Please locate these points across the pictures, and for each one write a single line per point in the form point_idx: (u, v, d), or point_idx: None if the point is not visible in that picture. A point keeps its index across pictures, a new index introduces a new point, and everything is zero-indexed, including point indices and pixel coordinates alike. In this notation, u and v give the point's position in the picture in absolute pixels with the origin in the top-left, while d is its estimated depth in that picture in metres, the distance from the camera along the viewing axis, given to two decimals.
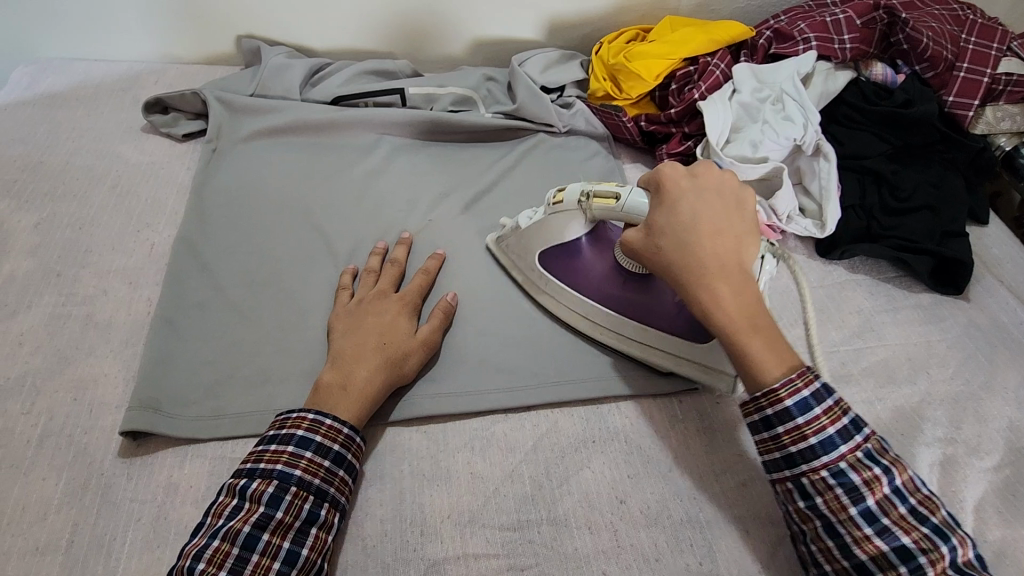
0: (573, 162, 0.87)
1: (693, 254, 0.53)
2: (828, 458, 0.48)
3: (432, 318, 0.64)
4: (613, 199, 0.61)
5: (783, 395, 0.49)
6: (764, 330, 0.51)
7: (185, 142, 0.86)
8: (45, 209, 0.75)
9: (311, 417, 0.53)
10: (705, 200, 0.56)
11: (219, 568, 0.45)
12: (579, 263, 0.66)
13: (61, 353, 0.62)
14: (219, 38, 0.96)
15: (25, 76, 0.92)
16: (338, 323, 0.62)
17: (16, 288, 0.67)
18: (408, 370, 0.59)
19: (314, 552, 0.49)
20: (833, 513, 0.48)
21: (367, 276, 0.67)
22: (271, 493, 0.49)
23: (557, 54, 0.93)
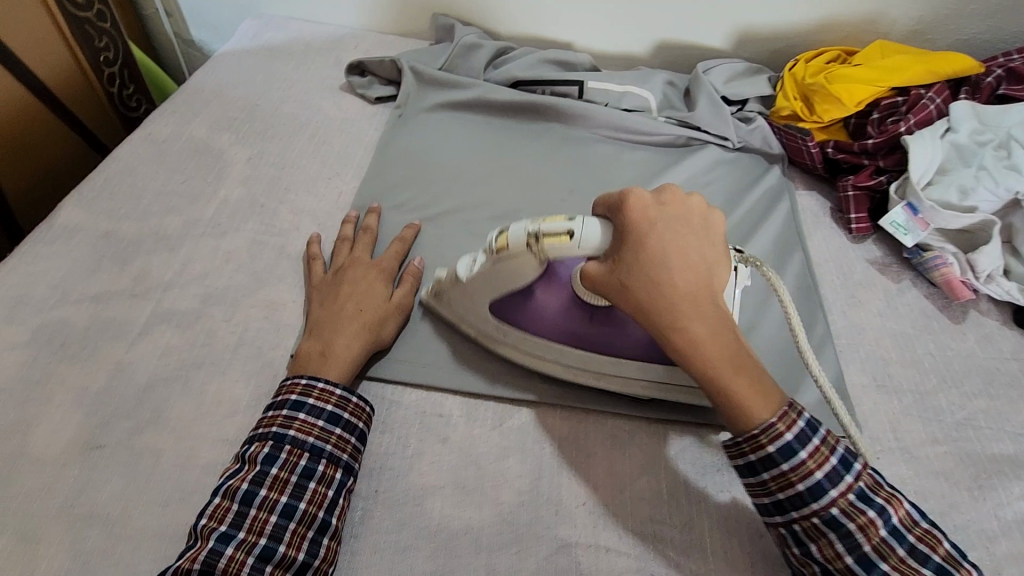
0: (742, 180, 0.85)
1: (669, 295, 0.47)
2: (819, 504, 0.47)
3: (404, 281, 0.66)
4: (566, 237, 0.50)
5: (764, 442, 0.47)
6: (745, 367, 0.47)
7: (375, 104, 0.93)
8: (257, 146, 0.84)
9: (303, 382, 0.54)
10: (676, 231, 0.49)
11: (219, 522, 0.47)
12: (533, 305, 0.59)
13: (258, 275, 0.70)
14: (418, 13, 1.02)
15: (253, 29, 1.04)
16: (315, 295, 0.64)
17: (228, 212, 0.76)
18: (385, 333, 0.62)
19: (313, 505, 0.49)
20: (828, 561, 0.47)
21: (342, 245, 0.70)
22: (267, 452, 0.51)
23: (744, 66, 0.90)
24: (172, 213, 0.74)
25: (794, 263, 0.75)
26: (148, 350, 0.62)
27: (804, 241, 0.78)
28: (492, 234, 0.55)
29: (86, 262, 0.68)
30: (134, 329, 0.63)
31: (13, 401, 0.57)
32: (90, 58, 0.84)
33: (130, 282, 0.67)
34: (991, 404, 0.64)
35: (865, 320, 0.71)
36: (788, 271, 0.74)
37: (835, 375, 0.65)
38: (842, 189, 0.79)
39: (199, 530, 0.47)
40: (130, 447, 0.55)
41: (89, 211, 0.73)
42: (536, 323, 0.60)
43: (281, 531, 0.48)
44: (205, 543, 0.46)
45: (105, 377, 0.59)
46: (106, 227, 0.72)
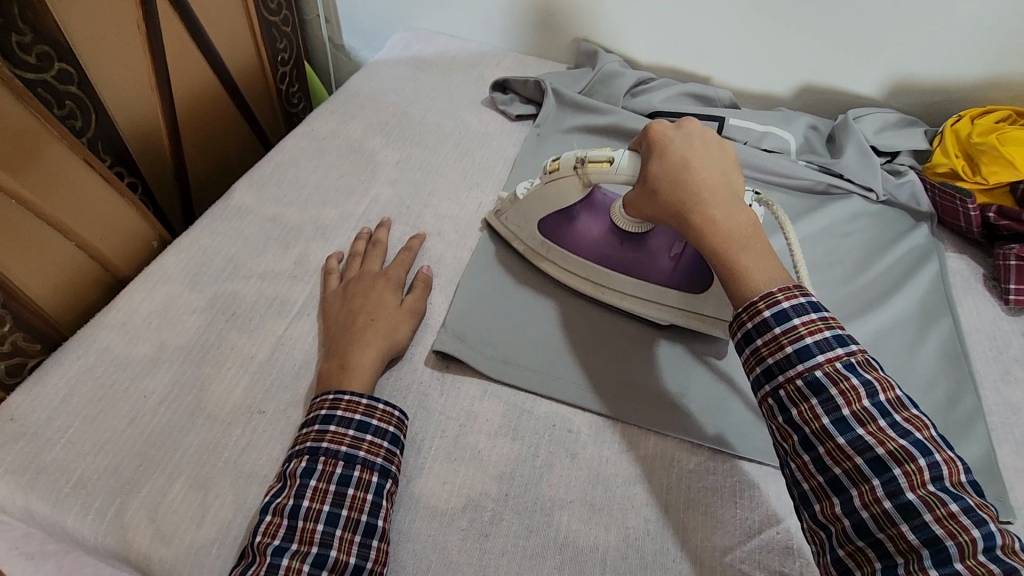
0: (886, 234, 0.81)
1: (688, 187, 0.57)
2: (785, 333, 0.50)
3: (416, 289, 0.69)
4: (607, 164, 0.63)
5: (761, 306, 0.51)
6: (752, 245, 0.54)
7: (515, 121, 0.97)
8: (405, 151, 0.89)
9: (330, 397, 0.56)
10: (693, 148, 0.59)
11: (273, 537, 0.48)
12: (576, 228, 0.71)
13: None
14: (561, 37, 1.06)
15: (404, 40, 1.12)
16: (329, 310, 0.66)
17: (379, 209, 0.81)
18: (400, 338, 0.64)
19: (355, 511, 0.51)
20: (807, 424, 0.48)
21: (353, 260, 0.73)
22: (304, 466, 0.52)
23: (897, 117, 0.88)
24: (328, 205, 0.80)
25: (942, 327, 0.71)
26: (306, 328, 0.67)
27: (954, 306, 0.74)
28: (548, 160, 0.68)
29: (255, 241, 0.75)
30: (294, 307, 0.69)
31: (192, 361, 0.63)
32: (271, 58, 0.94)
33: (291, 264, 0.73)
34: None
35: (1021, 399, 0.66)
36: (935, 335, 0.71)
37: (986, 452, 0.61)
38: (1003, 256, 0.75)
39: (253, 547, 0.48)
40: (287, 417, 0.60)
41: (260, 196, 0.80)
42: (576, 244, 0.71)
43: (329, 536, 0.49)
44: (261, 558, 0.47)
45: (268, 349, 0.65)
46: (273, 211, 0.79)
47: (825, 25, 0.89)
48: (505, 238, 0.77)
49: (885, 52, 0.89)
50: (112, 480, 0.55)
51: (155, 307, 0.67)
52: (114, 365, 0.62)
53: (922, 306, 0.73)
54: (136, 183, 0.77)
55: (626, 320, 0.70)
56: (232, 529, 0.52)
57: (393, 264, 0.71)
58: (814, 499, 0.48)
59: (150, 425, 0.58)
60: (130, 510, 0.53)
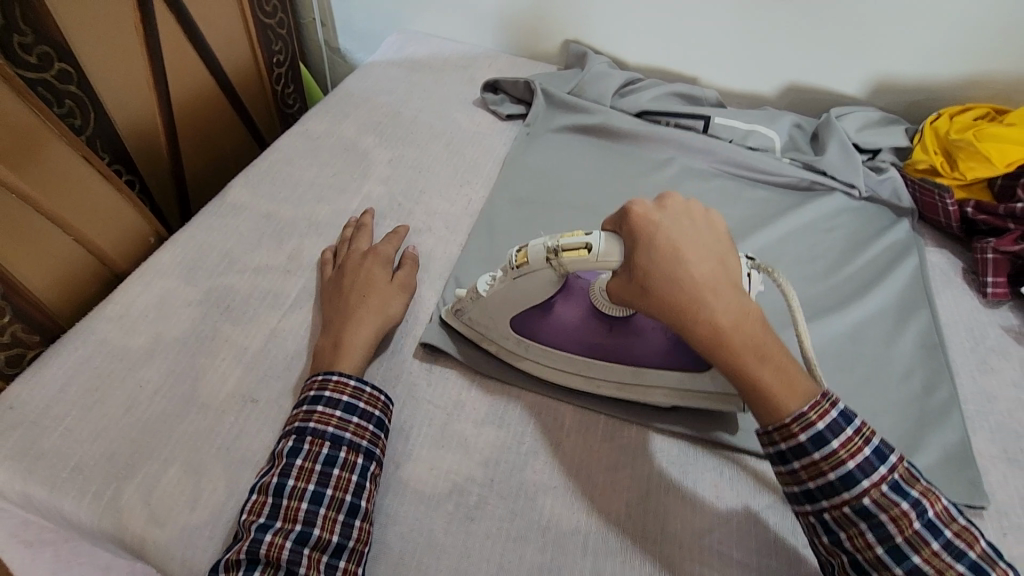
0: (868, 230, 0.83)
1: (691, 288, 0.49)
2: (820, 454, 0.49)
3: (405, 265, 0.71)
4: (583, 251, 0.54)
5: (795, 430, 0.49)
6: (771, 356, 0.50)
7: (505, 121, 0.98)
8: (397, 150, 0.91)
9: (319, 378, 0.58)
10: (681, 232, 0.52)
11: (258, 515, 0.50)
12: (556, 321, 0.63)
13: None
14: (552, 39, 1.08)
15: (398, 42, 1.14)
16: (324, 294, 0.69)
17: (370, 206, 0.83)
18: (393, 312, 0.66)
19: (339, 491, 0.52)
20: (858, 551, 0.48)
21: (344, 243, 0.75)
22: (290, 445, 0.54)
23: (879, 116, 0.89)
24: (321, 202, 0.82)
25: (920, 319, 0.73)
26: (298, 321, 0.68)
27: (933, 298, 0.75)
28: (511, 251, 0.58)
29: (249, 237, 0.77)
30: (287, 301, 0.71)
31: (187, 352, 0.65)
32: (267, 59, 0.96)
33: (285, 259, 0.75)
34: None
35: (996, 388, 0.68)
36: (913, 326, 0.72)
37: (961, 439, 0.62)
38: (980, 250, 0.77)
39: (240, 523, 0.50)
40: (279, 406, 0.61)
41: (255, 193, 0.82)
42: (558, 338, 0.63)
43: (313, 515, 0.51)
44: (246, 534, 0.49)
45: (261, 341, 0.66)
46: (268, 208, 0.80)
47: (808, 26, 0.91)
48: (469, 337, 0.67)
49: (868, 53, 0.91)
50: (108, 465, 0.56)
51: (151, 300, 0.69)
52: (111, 356, 0.64)
53: (902, 299, 0.75)
54: (134, 181, 0.79)
55: None
56: (225, 513, 0.54)
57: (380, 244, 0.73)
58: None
59: (145, 413, 0.60)
60: (124, 494, 0.55)
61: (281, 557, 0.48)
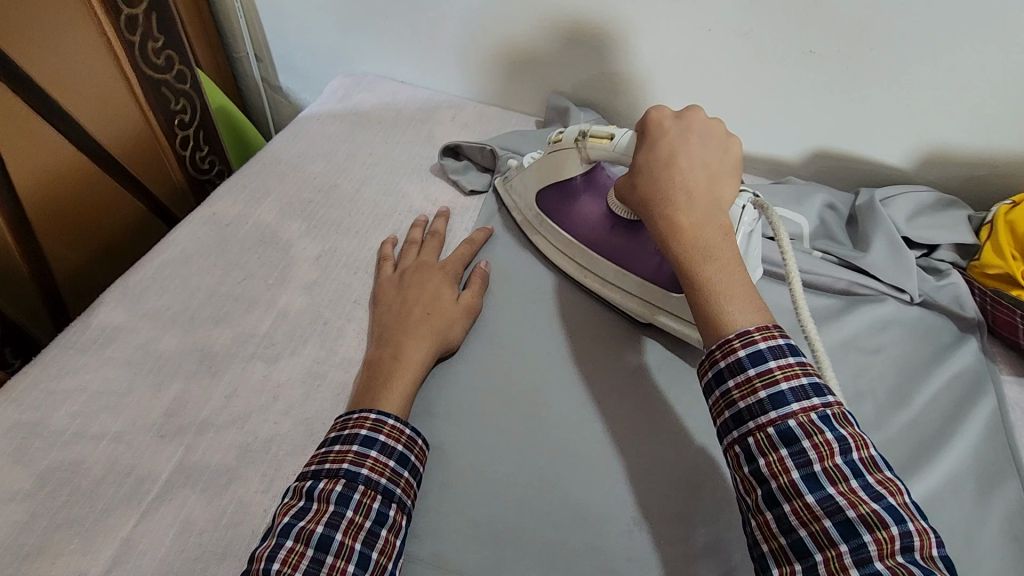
0: (928, 352, 0.65)
1: (664, 188, 0.52)
2: (756, 371, 0.44)
3: (472, 284, 0.66)
4: (607, 140, 0.62)
5: (736, 345, 0.44)
6: (719, 260, 0.48)
7: (469, 196, 0.80)
8: (329, 241, 0.72)
9: (373, 417, 0.51)
10: (687, 137, 0.53)
11: (294, 570, 0.42)
12: (573, 205, 0.69)
13: (308, 425, 0.56)
14: (529, 87, 0.90)
15: (343, 87, 0.94)
16: (382, 296, 0.64)
17: (287, 327, 0.63)
18: (453, 335, 0.61)
19: (384, 555, 0.45)
20: (774, 478, 0.41)
21: (409, 247, 0.70)
22: (339, 492, 0.46)
23: (932, 199, 0.72)
24: (221, 323, 0.63)
25: (1007, 494, 0.55)
26: (165, 522, 0.49)
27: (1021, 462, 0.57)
28: (554, 132, 0.68)
29: (117, 382, 0.57)
30: (153, 488, 0.51)
31: None
32: (164, 122, 0.76)
33: (159, 417, 0.56)
34: None
35: None
36: (999, 505, 0.55)
37: None
38: None
39: None
40: None
41: (133, 312, 0.63)
42: (568, 221, 0.69)
43: None
44: None
45: (105, 563, 0.47)
46: (146, 335, 0.61)
47: (844, 84, 0.73)
48: (508, 207, 0.76)
49: (918, 118, 0.73)
50: None
51: None
52: None
53: (982, 462, 0.57)
54: None
55: (597, 495, 0.54)
56: None
57: (451, 256, 0.68)
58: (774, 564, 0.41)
59: None
60: None
61: None
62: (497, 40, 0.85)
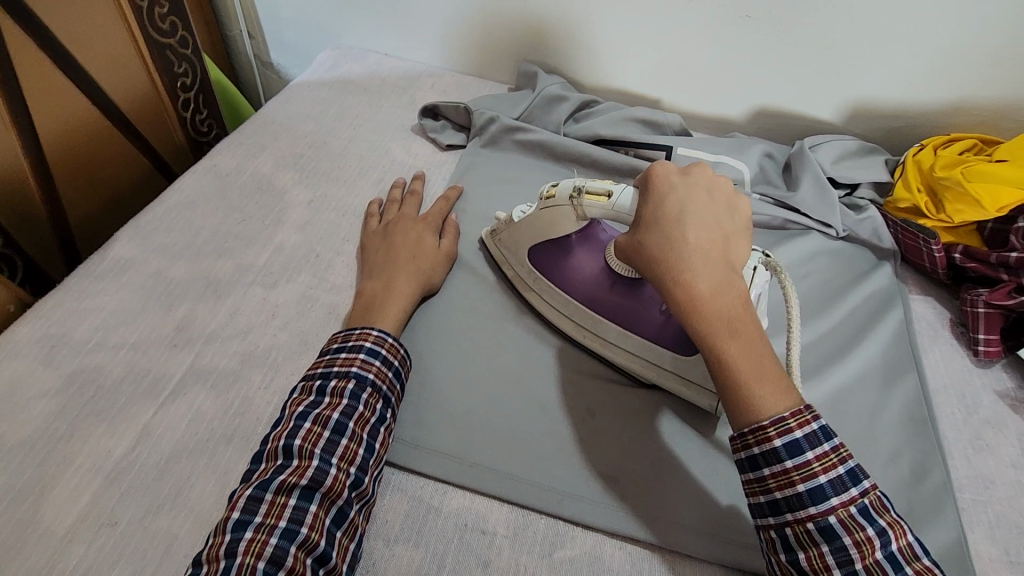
0: (848, 276, 0.74)
1: (678, 254, 0.50)
2: (793, 463, 0.45)
3: (448, 233, 0.73)
4: (604, 197, 0.59)
5: (771, 434, 0.45)
6: (744, 334, 0.47)
7: (446, 151, 0.88)
8: (320, 188, 0.80)
9: (375, 335, 0.57)
10: (694, 201, 0.52)
11: (313, 447, 0.49)
12: (569, 261, 0.67)
13: (304, 337, 0.64)
14: (501, 57, 0.98)
15: (330, 59, 1.02)
16: (371, 242, 0.70)
17: (282, 259, 0.71)
18: (435, 275, 0.68)
19: (382, 447, 0.53)
20: (815, 573, 0.44)
21: (391, 205, 0.76)
22: (350, 389, 0.52)
23: (856, 146, 0.81)
24: (223, 256, 0.71)
25: (907, 386, 0.64)
26: (180, 412, 0.57)
27: (921, 361, 0.67)
28: (546, 187, 0.65)
29: (132, 303, 0.65)
30: (168, 386, 0.59)
31: (35, 458, 0.54)
32: (168, 83, 0.83)
33: (171, 330, 0.63)
34: None
35: (993, 471, 0.60)
36: (899, 394, 0.64)
37: (956, 539, 0.54)
38: (969, 303, 0.68)
39: (292, 451, 0.48)
40: (144, 529, 0.51)
41: (144, 246, 0.70)
42: (565, 281, 0.66)
43: (366, 463, 0.50)
44: (304, 463, 0.48)
45: (130, 443, 0.55)
46: (157, 265, 0.69)
47: (777, 45, 0.82)
48: (496, 260, 0.72)
49: (842, 74, 0.82)
50: None
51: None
52: None
53: (886, 361, 0.66)
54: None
55: (554, 390, 0.62)
56: None
57: (430, 211, 0.75)
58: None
59: None
60: None
61: (340, 497, 0.48)
62: (470, 12, 0.93)
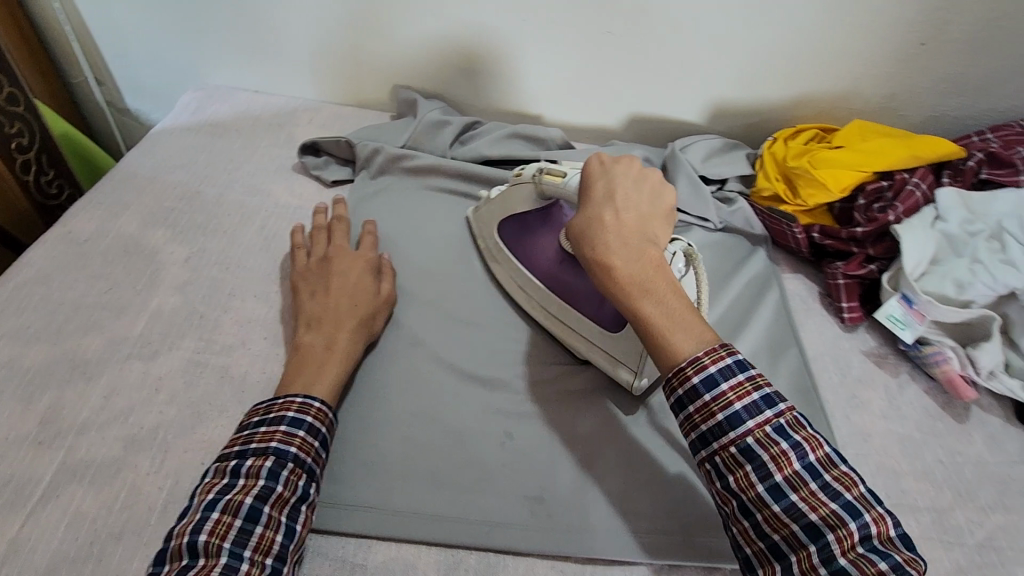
0: (729, 264, 0.80)
1: (601, 230, 0.55)
2: (712, 398, 0.48)
3: (386, 275, 0.69)
4: (558, 178, 0.67)
5: (689, 372, 0.48)
6: (657, 291, 0.51)
7: (332, 188, 0.85)
8: (197, 243, 0.75)
9: (300, 400, 0.54)
10: (619, 184, 0.58)
11: (223, 540, 0.45)
12: (533, 239, 0.74)
13: (193, 408, 0.59)
14: (379, 85, 0.96)
15: (195, 101, 0.96)
16: (308, 282, 0.67)
17: (161, 326, 0.65)
18: (375, 321, 0.65)
19: (305, 528, 0.50)
20: (743, 491, 0.47)
21: (319, 234, 0.72)
22: (269, 468, 0.49)
23: (720, 143, 0.87)
24: (91, 331, 0.64)
25: (790, 359, 0.70)
26: (57, 517, 0.51)
27: (799, 336, 0.73)
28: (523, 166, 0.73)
29: None
30: (38, 490, 0.53)
31: None
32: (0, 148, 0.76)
33: (35, 426, 0.56)
34: (1009, 521, 0.60)
35: (869, 425, 0.67)
36: (785, 369, 0.70)
37: None
38: (832, 277, 0.76)
39: (199, 548, 0.44)
40: None
41: None
42: (528, 254, 0.73)
43: (285, 550, 0.47)
44: (211, 560, 0.44)
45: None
46: (13, 354, 0.61)
47: (637, 56, 0.87)
48: (473, 231, 0.80)
49: (698, 78, 0.88)
50: None
51: None
52: None
53: (769, 339, 0.72)
54: None
55: (471, 419, 0.62)
56: None
57: (363, 245, 0.72)
58: (758, 565, 0.47)
59: None
60: None
61: None
62: (338, 42, 0.92)
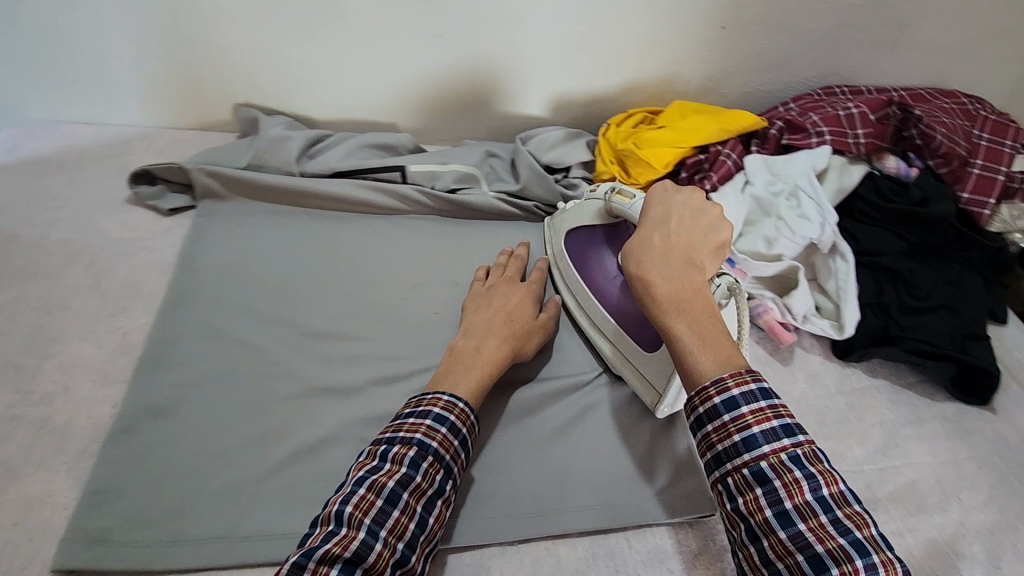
0: None
1: (642, 249, 0.59)
2: (733, 421, 0.50)
3: (546, 308, 0.73)
4: (628, 198, 0.71)
5: (711, 391, 0.50)
6: (692, 313, 0.54)
7: (171, 216, 0.82)
8: (12, 292, 0.70)
9: (446, 398, 0.58)
10: (678, 211, 0.62)
11: (365, 514, 0.50)
12: (598, 260, 0.74)
13: (8, 466, 0.57)
14: (216, 104, 0.93)
15: (10, 139, 0.89)
16: (470, 302, 0.71)
17: None
18: (529, 343, 0.68)
19: (437, 523, 0.54)
20: (751, 514, 0.48)
21: (495, 266, 0.76)
22: (411, 457, 0.53)
23: (563, 133, 0.91)
24: None
25: None
26: None
27: None
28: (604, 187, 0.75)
29: None
30: None
31: None
32: None
33: None
34: (828, 446, 0.67)
35: None
36: None
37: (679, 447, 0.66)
38: None
39: (344, 518, 0.49)
40: None
41: None
42: (588, 274, 0.74)
43: (416, 539, 0.51)
44: (353, 531, 0.49)
45: None
46: None
47: (473, 57, 0.89)
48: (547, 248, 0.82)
49: (535, 74, 0.92)
50: None
51: None
52: None
53: None
54: None
55: (319, 433, 0.63)
56: None
57: (532, 278, 0.75)
58: None
59: None
60: None
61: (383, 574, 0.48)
62: (162, 64, 0.88)
